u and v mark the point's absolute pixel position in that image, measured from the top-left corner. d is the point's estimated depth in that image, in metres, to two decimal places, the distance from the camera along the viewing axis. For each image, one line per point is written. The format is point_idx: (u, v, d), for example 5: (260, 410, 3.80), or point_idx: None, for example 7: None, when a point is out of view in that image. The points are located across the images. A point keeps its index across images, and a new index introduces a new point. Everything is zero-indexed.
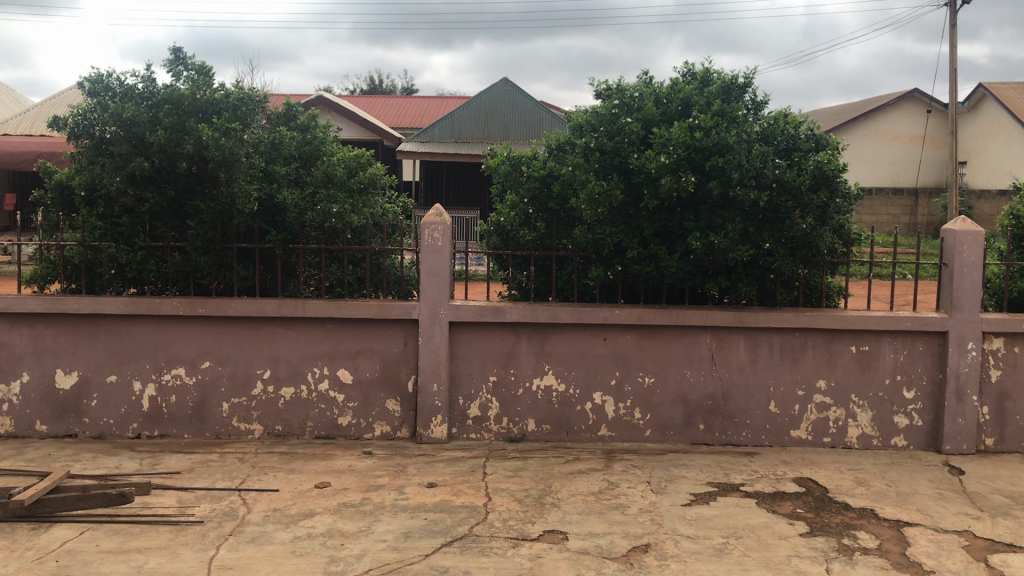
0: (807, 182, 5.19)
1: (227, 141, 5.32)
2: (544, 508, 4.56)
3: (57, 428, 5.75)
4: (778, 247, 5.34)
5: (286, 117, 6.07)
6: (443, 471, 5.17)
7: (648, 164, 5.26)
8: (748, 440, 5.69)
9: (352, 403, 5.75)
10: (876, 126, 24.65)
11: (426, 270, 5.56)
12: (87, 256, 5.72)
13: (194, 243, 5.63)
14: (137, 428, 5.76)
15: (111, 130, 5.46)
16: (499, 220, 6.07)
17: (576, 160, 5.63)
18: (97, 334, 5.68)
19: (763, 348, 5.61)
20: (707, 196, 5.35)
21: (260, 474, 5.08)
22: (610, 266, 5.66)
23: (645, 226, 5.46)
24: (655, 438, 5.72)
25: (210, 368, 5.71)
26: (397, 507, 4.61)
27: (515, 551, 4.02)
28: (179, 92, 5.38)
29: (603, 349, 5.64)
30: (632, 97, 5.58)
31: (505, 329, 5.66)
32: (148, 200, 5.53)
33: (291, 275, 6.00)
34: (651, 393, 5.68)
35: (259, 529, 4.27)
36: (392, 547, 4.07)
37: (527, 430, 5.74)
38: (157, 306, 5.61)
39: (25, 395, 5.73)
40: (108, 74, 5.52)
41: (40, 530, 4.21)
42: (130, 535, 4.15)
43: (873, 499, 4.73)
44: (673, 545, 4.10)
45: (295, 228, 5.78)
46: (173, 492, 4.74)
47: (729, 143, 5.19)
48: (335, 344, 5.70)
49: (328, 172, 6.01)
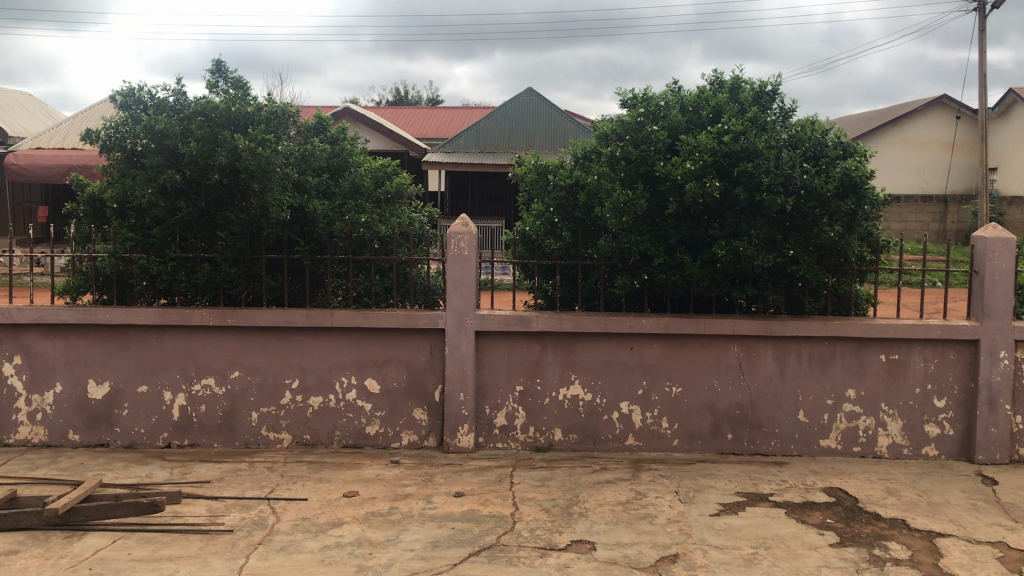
0: (835, 189, 5.17)
1: (263, 151, 5.41)
2: (572, 518, 4.56)
3: (89, 437, 5.82)
4: (805, 254, 5.32)
5: (316, 129, 6.10)
6: (469, 481, 5.18)
7: (674, 171, 5.24)
8: (777, 449, 5.65)
9: (379, 413, 5.77)
10: (903, 133, 24.43)
11: (452, 280, 5.59)
12: (119, 267, 5.81)
13: (222, 253, 5.68)
14: (167, 437, 5.81)
15: (143, 143, 5.56)
16: (525, 229, 6.06)
17: (601, 168, 5.66)
18: (129, 344, 5.75)
19: (791, 357, 5.57)
20: (735, 203, 5.30)
21: (289, 483, 5.11)
22: (636, 276, 5.61)
23: (671, 234, 5.45)
24: (683, 448, 5.69)
25: (241, 378, 5.76)
26: (424, 516, 4.62)
27: (543, 561, 4.02)
28: (213, 104, 5.43)
29: (629, 358, 5.63)
30: (657, 105, 5.63)
31: (532, 338, 5.67)
32: (180, 209, 5.60)
33: (319, 285, 6.06)
34: (679, 402, 5.65)
35: (288, 538, 4.30)
36: (420, 556, 4.08)
37: (553, 439, 5.74)
38: (188, 317, 5.67)
39: (57, 404, 5.81)
40: (140, 87, 5.60)
41: (74, 539, 4.27)
42: (161, 544, 4.19)
43: (903, 509, 4.69)
44: (701, 555, 4.08)
45: (323, 239, 5.81)
46: (203, 501, 4.79)
47: (759, 149, 5.17)
48: (362, 353, 5.73)
49: (355, 182, 6.08)
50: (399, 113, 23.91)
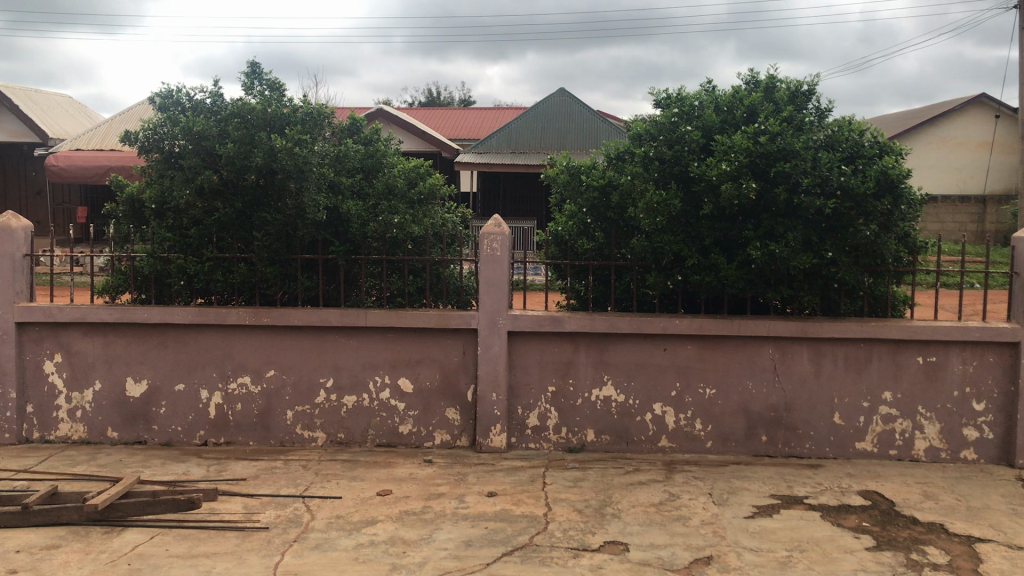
0: (872, 189, 5.11)
1: (300, 151, 5.49)
2: (605, 519, 4.55)
3: (128, 435, 5.90)
4: (841, 255, 5.29)
5: (351, 130, 6.14)
6: (502, 481, 5.19)
7: (709, 171, 5.22)
8: (812, 452, 5.60)
9: (412, 412, 5.80)
10: (940, 133, 24.10)
11: (485, 280, 5.60)
12: (157, 267, 5.89)
13: (258, 253, 5.73)
14: (203, 435, 5.88)
15: (181, 144, 5.66)
16: (557, 230, 6.07)
17: (635, 169, 5.65)
18: (166, 343, 5.83)
19: (827, 358, 5.53)
20: (771, 203, 5.26)
21: (323, 481, 5.15)
22: (669, 276, 5.60)
23: (705, 235, 5.42)
24: (716, 449, 5.66)
25: (276, 377, 5.81)
26: (457, 515, 4.64)
27: (576, 562, 4.02)
28: (250, 106, 5.53)
29: (663, 359, 5.61)
30: (691, 105, 5.61)
31: (565, 339, 5.67)
32: (217, 210, 5.67)
33: (354, 286, 6.09)
34: (712, 404, 5.63)
35: (323, 536, 4.33)
36: (453, 555, 4.10)
37: (586, 440, 5.74)
38: (224, 316, 5.74)
39: (96, 402, 5.90)
40: (178, 89, 5.69)
41: (113, 534, 4.34)
42: (198, 540, 4.25)
43: (941, 514, 4.63)
44: (735, 557, 4.06)
45: (357, 239, 5.85)
46: (239, 498, 4.84)
47: (796, 149, 5.14)
48: (396, 353, 5.76)
49: (388, 184, 6.09)
50: (431, 113, 24.01)
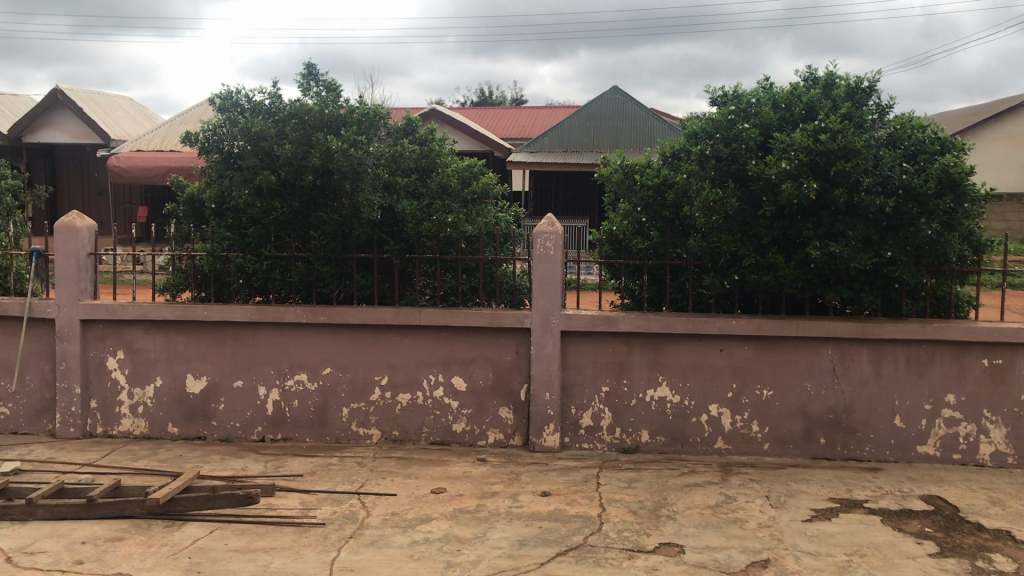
0: (934, 188, 5.00)
1: (355, 152, 5.57)
2: (660, 521, 4.51)
3: (188, 430, 6.01)
4: (904, 255, 5.16)
5: (405, 131, 6.16)
6: (556, 480, 5.18)
7: (768, 170, 5.15)
8: (872, 455, 5.50)
9: (466, 410, 5.82)
10: (1004, 130, 23.49)
11: (538, 280, 5.60)
12: (217, 265, 5.98)
13: (315, 252, 5.80)
14: (261, 432, 5.96)
15: (240, 145, 5.74)
16: (612, 229, 6.04)
17: (691, 167, 5.60)
18: (225, 340, 5.92)
19: (887, 360, 5.42)
20: (831, 202, 5.17)
21: (377, 478, 5.19)
22: (726, 276, 5.53)
23: (763, 234, 5.34)
24: (774, 452, 5.58)
25: (332, 374, 5.87)
26: (511, 514, 4.64)
27: (631, 563, 3.99)
28: (306, 107, 5.61)
29: (719, 360, 5.55)
30: (748, 103, 5.55)
31: (619, 339, 5.64)
32: (275, 209, 5.75)
33: (408, 284, 6.11)
34: (770, 406, 5.55)
35: (378, 532, 4.37)
36: (508, 554, 4.10)
37: (641, 441, 5.70)
38: (281, 314, 5.81)
39: (157, 398, 6.02)
40: (237, 90, 5.77)
41: (174, 528, 4.42)
42: (256, 535, 4.31)
43: (1007, 520, 4.51)
44: (793, 561, 4.00)
45: (412, 238, 5.88)
46: (296, 494, 4.90)
47: (856, 148, 5.05)
48: (449, 352, 5.78)
49: (442, 183, 6.07)
50: (484, 112, 24.07)
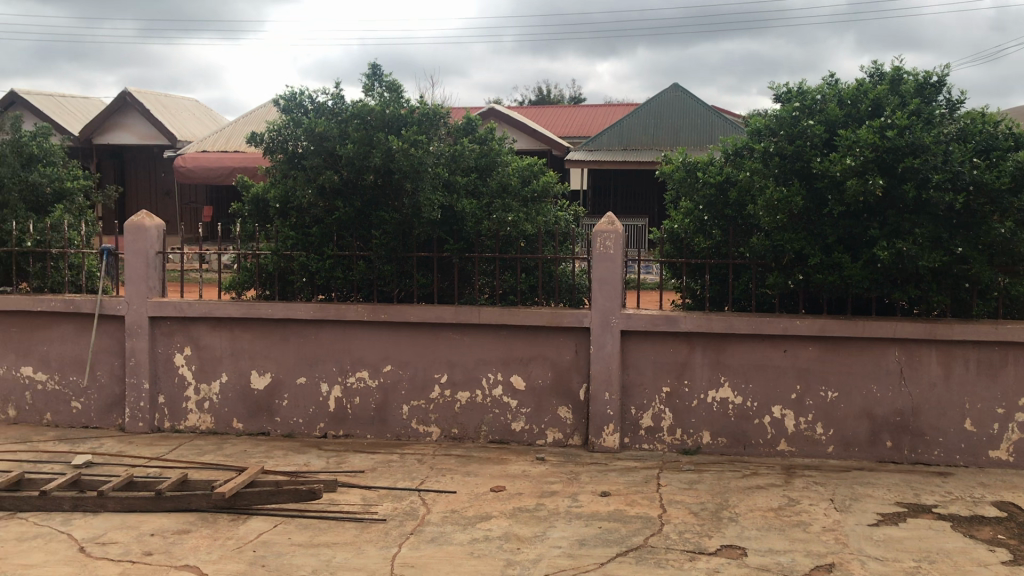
0: (1006, 183, 4.92)
1: (415, 152, 5.62)
2: (722, 523, 4.46)
3: (252, 426, 6.12)
4: (974, 253, 5.05)
5: (465, 130, 6.18)
6: (616, 480, 5.16)
7: (832, 167, 5.06)
8: (941, 459, 5.37)
9: (525, 409, 5.82)
10: None
11: (597, 279, 5.59)
12: (281, 264, 6.10)
13: (376, 251, 5.86)
14: (323, 428, 6.04)
15: (304, 145, 5.84)
16: (673, 228, 6.00)
17: (753, 165, 5.54)
18: (288, 337, 6.01)
19: (957, 362, 5.28)
20: (898, 200, 5.07)
21: (437, 476, 5.22)
22: (790, 275, 5.42)
23: (828, 233, 5.25)
24: (838, 455, 5.48)
25: (392, 372, 5.92)
26: (571, 513, 4.63)
27: (692, 565, 3.96)
28: (368, 108, 5.68)
29: (782, 361, 5.47)
30: (812, 99, 5.43)
31: (680, 339, 5.59)
32: (337, 209, 5.83)
33: (467, 283, 6.14)
34: (834, 407, 5.45)
35: (438, 529, 4.39)
36: (567, 553, 4.09)
37: (702, 442, 5.64)
38: (343, 312, 5.89)
39: (223, 394, 6.14)
40: (301, 92, 5.88)
41: (239, 522, 4.50)
42: (319, 530, 4.37)
43: None
44: (859, 566, 3.92)
45: (471, 237, 5.91)
46: (357, 490, 4.95)
47: (925, 144, 4.93)
48: (508, 351, 5.79)
49: (503, 182, 6.10)
50: (542, 111, 24.06)
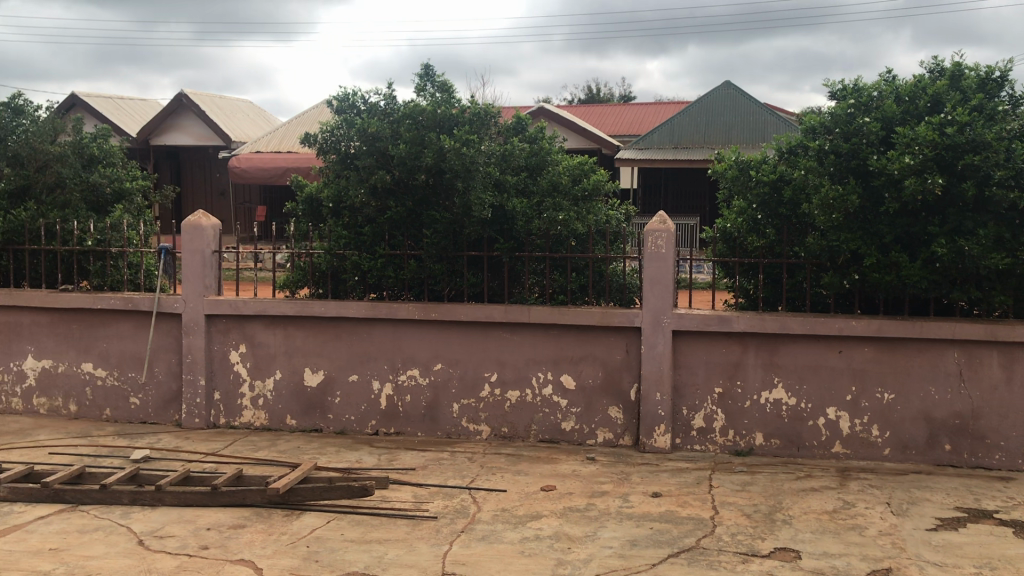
0: None
1: (467, 151, 5.63)
2: (775, 525, 4.41)
3: (305, 422, 6.19)
4: None
5: (516, 129, 6.21)
6: (667, 481, 5.12)
7: (890, 165, 4.98)
8: (1002, 463, 5.24)
9: (575, 409, 5.81)
10: None
11: (649, 279, 5.56)
12: (334, 263, 6.16)
13: (428, 250, 5.89)
14: (375, 425, 6.09)
15: (356, 145, 5.90)
16: (726, 226, 5.89)
17: (808, 163, 5.45)
18: (340, 335, 6.08)
19: (1020, 364, 5.16)
20: (957, 198, 4.99)
21: (488, 474, 5.24)
22: (845, 275, 5.33)
23: (885, 232, 5.15)
24: (895, 458, 5.38)
25: (443, 370, 5.96)
26: (622, 514, 4.61)
27: (744, 567, 3.92)
28: (420, 108, 5.73)
29: (837, 362, 5.39)
30: (869, 96, 5.36)
31: (732, 339, 5.54)
32: (390, 208, 5.89)
33: (517, 282, 6.11)
34: (891, 409, 5.36)
35: (489, 528, 4.41)
36: (618, 554, 4.08)
37: (754, 443, 5.58)
38: (394, 311, 5.93)
39: (277, 390, 6.22)
40: (354, 93, 5.93)
41: (293, 517, 4.57)
42: (371, 527, 4.41)
43: None
44: (917, 571, 3.85)
45: (522, 237, 5.91)
46: (409, 487, 4.99)
47: (987, 141, 4.83)
48: (559, 350, 5.79)
49: (554, 181, 6.10)
50: (592, 110, 23.97)
